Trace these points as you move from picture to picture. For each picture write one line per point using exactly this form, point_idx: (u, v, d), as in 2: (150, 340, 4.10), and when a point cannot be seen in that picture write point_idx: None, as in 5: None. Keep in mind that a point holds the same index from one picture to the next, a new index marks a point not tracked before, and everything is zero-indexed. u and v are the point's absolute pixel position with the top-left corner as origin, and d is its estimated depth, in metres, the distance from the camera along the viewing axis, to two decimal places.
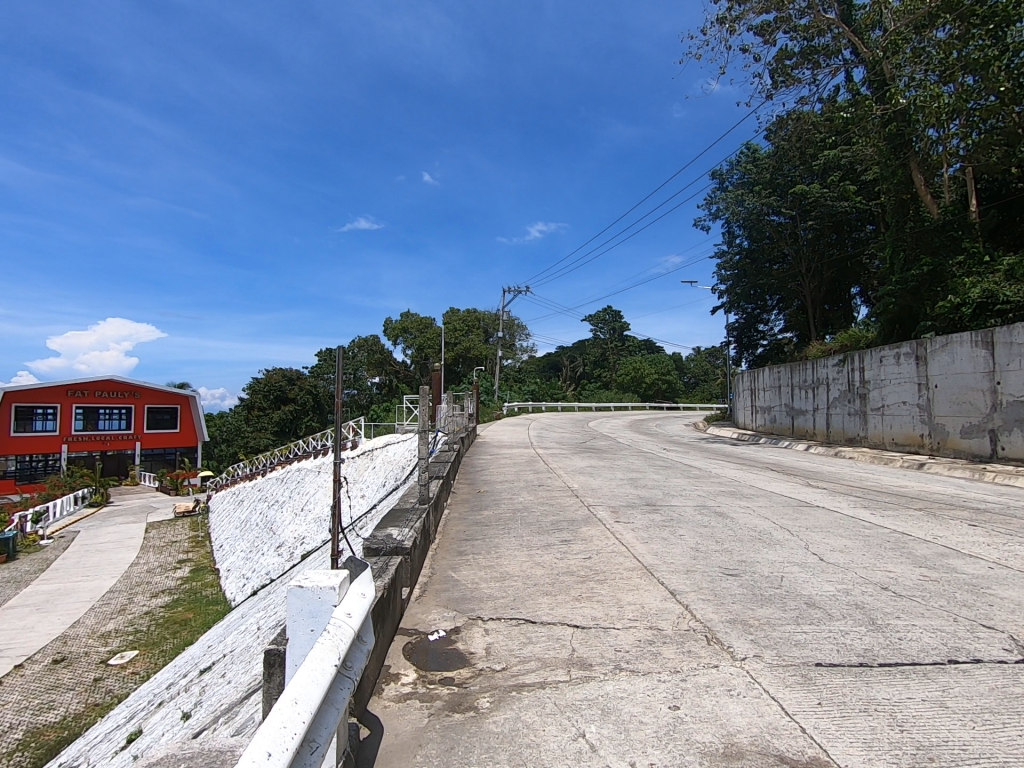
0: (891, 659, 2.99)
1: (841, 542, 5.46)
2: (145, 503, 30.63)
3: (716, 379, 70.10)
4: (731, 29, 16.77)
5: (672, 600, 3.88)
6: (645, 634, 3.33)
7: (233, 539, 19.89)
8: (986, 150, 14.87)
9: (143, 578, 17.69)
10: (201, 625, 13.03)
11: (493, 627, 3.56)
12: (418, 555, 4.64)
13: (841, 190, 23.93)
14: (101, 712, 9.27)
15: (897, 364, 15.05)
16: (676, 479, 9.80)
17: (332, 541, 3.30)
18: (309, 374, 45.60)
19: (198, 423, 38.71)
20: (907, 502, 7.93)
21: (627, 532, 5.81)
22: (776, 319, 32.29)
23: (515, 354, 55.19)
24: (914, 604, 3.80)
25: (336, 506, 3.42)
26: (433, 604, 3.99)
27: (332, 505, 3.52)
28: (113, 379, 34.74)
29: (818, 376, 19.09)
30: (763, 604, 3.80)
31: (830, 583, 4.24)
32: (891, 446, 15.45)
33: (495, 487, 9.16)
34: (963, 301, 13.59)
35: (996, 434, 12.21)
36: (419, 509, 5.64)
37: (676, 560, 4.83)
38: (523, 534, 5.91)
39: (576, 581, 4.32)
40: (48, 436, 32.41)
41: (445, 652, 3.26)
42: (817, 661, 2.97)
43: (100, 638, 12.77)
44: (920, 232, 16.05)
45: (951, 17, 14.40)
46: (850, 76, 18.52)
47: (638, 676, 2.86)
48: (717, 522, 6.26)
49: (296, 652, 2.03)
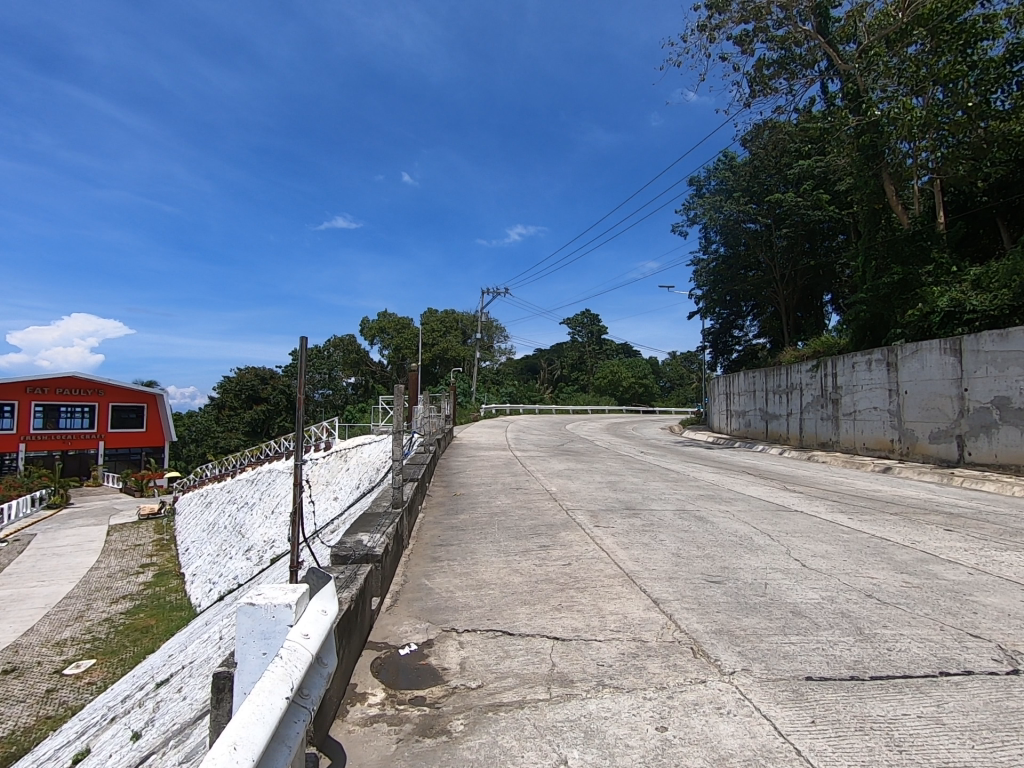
0: (883, 673, 2.86)
1: (821, 547, 5.39)
2: (108, 504, 29.66)
3: (691, 382, 70.85)
4: (711, 38, 16.95)
5: (655, 609, 3.72)
6: (629, 647, 3.17)
7: (200, 542, 19.34)
8: (953, 163, 15.12)
9: (103, 583, 17.04)
10: (163, 633, 12.52)
11: (468, 639, 3.36)
12: (390, 562, 4.42)
13: (815, 199, 24.30)
14: (53, 726, 8.81)
15: (869, 370, 15.23)
16: (655, 483, 9.68)
17: (290, 551, 3.00)
18: (283, 375, 44.77)
19: (165, 423, 37.72)
20: (883, 507, 7.96)
21: (606, 537, 5.67)
22: (750, 324, 32.66)
23: (492, 355, 54.97)
24: (900, 612, 3.70)
25: (296, 510, 3.14)
26: (404, 615, 3.78)
27: (291, 512, 3.20)
28: (76, 377, 33.57)
29: (792, 380, 19.27)
30: (748, 613, 3.67)
31: (814, 590, 4.14)
32: (862, 451, 15.64)
33: (469, 491, 8.95)
34: (931, 309, 13.82)
35: (963, 439, 12.37)
36: (392, 513, 5.40)
37: (659, 566, 4.70)
38: (499, 539, 5.73)
39: (555, 590, 4.15)
40: (5, 435, 31.17)
41: (417, 668, 3.05)
42: (807, 674, 2.84)
43: (54, 646, 12.20)
44: (890, 241, 16.27)
45: (923, 32, 14.63)
46: (826, 86, 18.72)
47: (623, 693, 2.69)
48: (699, 527, 6.15)
49: (246, 679, 1.83)
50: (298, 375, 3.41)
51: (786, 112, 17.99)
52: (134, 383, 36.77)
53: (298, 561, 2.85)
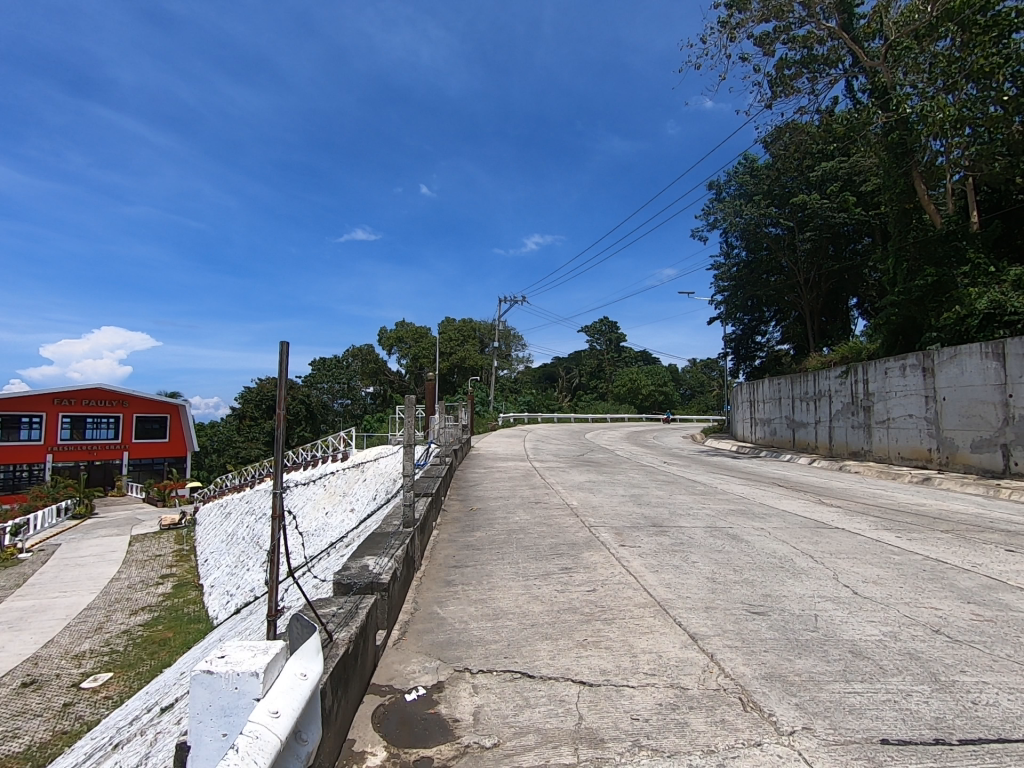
0: (973, 735, 2.42)
1: (872, 571, 4.90)
2: (130, 514, 29.79)
3: (713, 390, 69.92)
4: (731, 38, 16.54)
5: (693, 648, 3.30)
6: (667, 697, 2.75)
7: (219, 553, 19.21)
8: (988, 160, 14.45)
9: (123, 594, 16.95)
10: (180, 646, 12.28)
11: (483, 683, 2.97)
12: (399, 589, 4.05)
13: (841, 201, 23.54)
14: (68, 742, 8.55)
15: (903, 376, 14.58)
16: (681, 496, 9.21)
17: (267, 595, 2.59)
18: (302, 385, 44.93)
19: (187, 433, 37.98)
20: (931, 523, 7.39)
21: (633, 559, 5.23)
22: (773, 330, 31.90)
23: (510, 364, 54.57)
24: (978, 655, 3.23)
25: (278, 538, 2.77)
26: (413, 651, 3.39)
27: (270, 548, 2.79)
28: (101, 388, 33.95)
29: (820, 388, 18.61)
30: (800, 654, 3.22)
31: (872, 625, 3.67)
32: (897, 461, 14.95)
33: (487, 505, 8.56)
34: (969, 312, 13.14)
35: (1008, 448, 11.70)
36: (401, 534, 5.02)
37: (694, 594, 4.26)
38: (518, 560, 5.34)
39: (579, 621, 3.75)
40: (33, 446, 31.55)
41: (424, 719, 2.66)
42: (882, 737, 2.41)
43: (73, 659, 12.01)
44: (923, 242, 15.58)
45: (952, 27, 14.11)
46: (850, 85, 18.17)
47: (664, 759, 2.29)
48: (733, 547, 5.70)
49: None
50: (277, 388, 2.96)
51: (807, 113, 17.48)
52: (158, 394, 37.11)
53: (277, 603, 2.45)
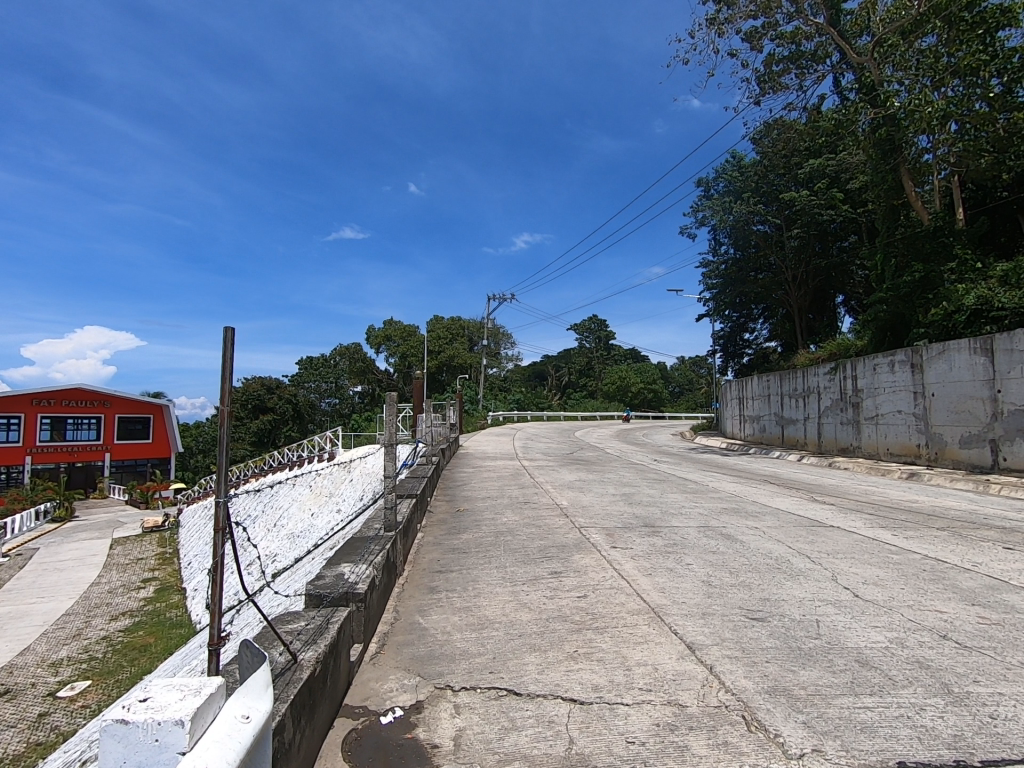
0: (995, 755, 2.23)
1: (871, 572, 4.73)
2: (112, 517, 29.19)
3: (701, 389, 70.15)
4: (719, 33, 16.39)
5: (690, 659, 3.09)
6: (664, 716, 2.54)
7: (202, 556, 18.78)
8: (975, 155, 14.41)
9: (103, 599, 16.51)
10: (162, 652, 11.93)
11: (466, 703, 2.74)
12: (377, 597, 3.82)
13: (829, 198, 23.54)
14: (42, 754, 8.19)
15: (891, 372, 14.51)
16: (672, 494, 9.04)
17: (211, 619, 2.33)
18: (289, 385, 44.37)
19: (171, 434, 37.33)
20: (926, 521, 7.24)
21: (625, 562, 5.02)
22: (760, 327, 31.95)
23: (499, 363, 54.35)
24: (989, 663, 3.05)
25: (218, 560, 2.50)
26: (391, 667, 3.15)
27: (216, 567, 2.52)
28: (82, 388, 33.27)
29: (809, 384, 18.55)
30: (805, 664, 3.02)
31: (878, 631, 3.49)
32: (886, 457, 14.88)
33: (474, 506, 8.30)
34: (956, 308, 13.03)
35: (997, 444, 11.64)
36: (382, 538, 4.77)
37: (689, 599, 4.06)
38: (506, 564, 5.11)
39: (569, 631, 3.53)
40: (11, 448, 30.86)
41: (400, 745, 2.43)
42: (898, 759, 2.21)
43: (50, 667, 11.62)
44: (911, 238, 15.45)
45: (939, 22, 13.92)
46: (838, 81, 17.99)
47: None
48: (728, 548, 5.51)
49: None
50: (220, 386, 2.66)
51: (794, 110, 17.34)
52: (141, 394, 36.45)
53: (221, 631, 2.20)
